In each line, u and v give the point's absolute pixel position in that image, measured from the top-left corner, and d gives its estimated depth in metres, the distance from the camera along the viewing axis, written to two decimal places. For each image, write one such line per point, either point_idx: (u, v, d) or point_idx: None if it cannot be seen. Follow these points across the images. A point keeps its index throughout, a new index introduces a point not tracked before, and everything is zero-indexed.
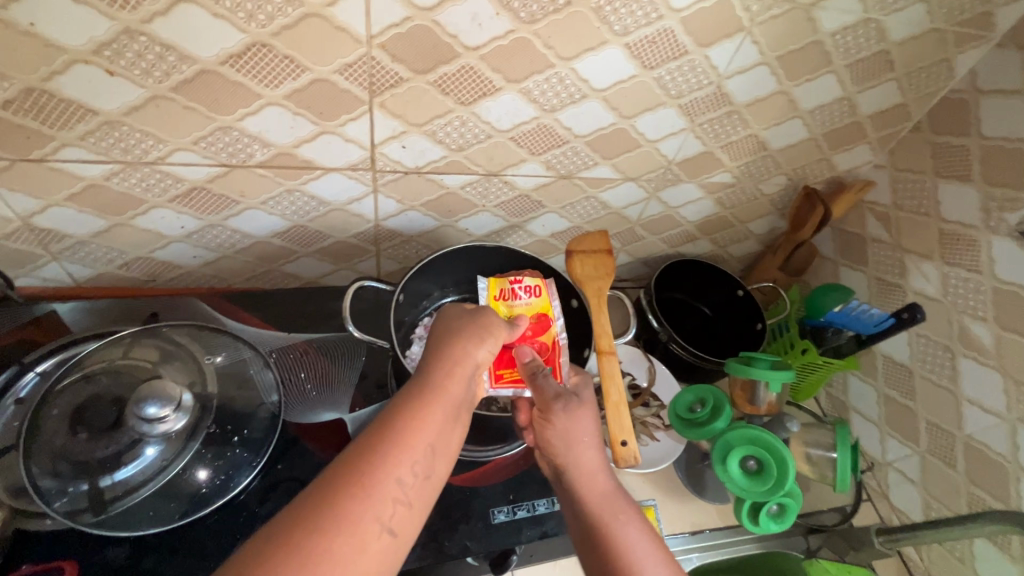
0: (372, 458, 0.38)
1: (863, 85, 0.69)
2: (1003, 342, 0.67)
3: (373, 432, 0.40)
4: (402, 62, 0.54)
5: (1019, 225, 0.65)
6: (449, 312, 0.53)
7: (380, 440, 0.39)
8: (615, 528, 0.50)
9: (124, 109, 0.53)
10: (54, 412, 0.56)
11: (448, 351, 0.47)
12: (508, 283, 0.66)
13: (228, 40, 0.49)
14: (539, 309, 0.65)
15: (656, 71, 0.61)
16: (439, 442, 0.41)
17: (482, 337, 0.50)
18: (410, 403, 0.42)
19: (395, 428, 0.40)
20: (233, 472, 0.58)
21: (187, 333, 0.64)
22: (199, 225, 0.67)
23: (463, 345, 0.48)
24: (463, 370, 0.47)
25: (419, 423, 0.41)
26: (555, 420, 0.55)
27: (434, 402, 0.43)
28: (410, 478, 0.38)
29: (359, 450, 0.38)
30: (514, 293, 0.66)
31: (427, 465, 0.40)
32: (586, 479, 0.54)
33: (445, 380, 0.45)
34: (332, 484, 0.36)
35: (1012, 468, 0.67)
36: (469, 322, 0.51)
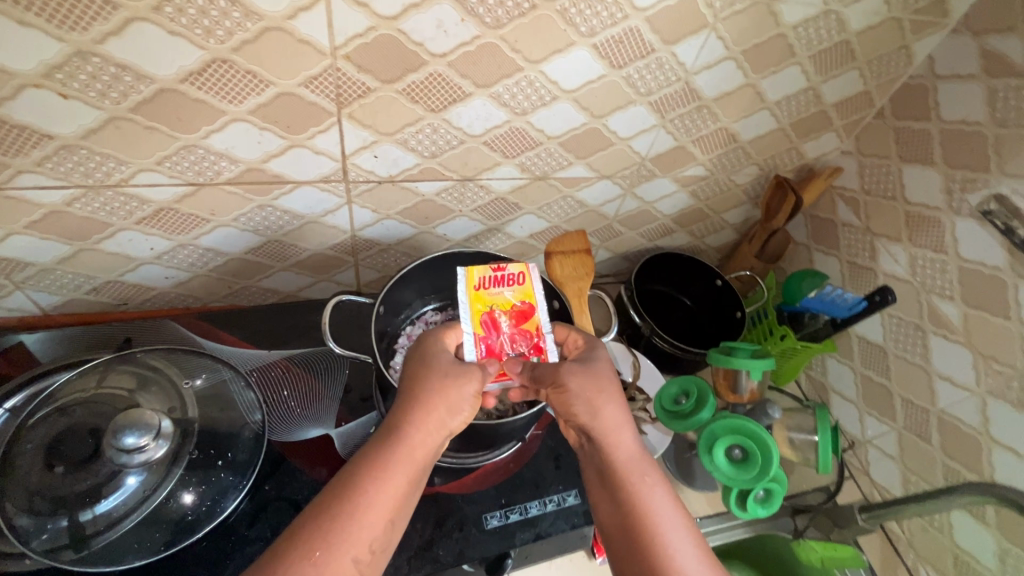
0: (334, 533, 0.43)
1: (828, 75, 0.70)
2: (970, 319, 0.69)
3: (334, 505, 0.44)
4: (369, 72, 0.53)
5: (980, 206, 0.67)
6: (420, 365, 0.55)
7: (339, 518, 0.44)
8: (640, 489, 0.50)
9: (81, 132, 0.51)
10: (28, 448, 0.54)
11: (417, 417, 0.51)
12: (489, 267, 0.62)
13: (186, 57, 0.47)
14: (521, 297, 0.61)
15: (625, 70, 0.61)
16: (396, 515, 0.47)
17: (455, 405, 0.53)
18: (373, 473, 0.46)
19: (356, 501, 0.45)
20: (218, 496, 0.57)
21: (162, 358, 0.63)
22: (169, 245, 0.66)
23: (437, 410, 0.52)
24: (430, 438, 0.51)
25: (378, 496, 0.46)
26: (569, 382, 0.55)
27: (397, 473, 0.47)
28: (364, 556, 0.44)
29: (320, 524, 0.43)
30: (495, 280, 0.62)
31: (382, 539, 0.46)
32: (610, 436, 0.54)
33: (410, 449, 0.49)
34: (295, 555, 0.42)
35: (983, 440, 0.69)
36: (442, 378, 0.53)
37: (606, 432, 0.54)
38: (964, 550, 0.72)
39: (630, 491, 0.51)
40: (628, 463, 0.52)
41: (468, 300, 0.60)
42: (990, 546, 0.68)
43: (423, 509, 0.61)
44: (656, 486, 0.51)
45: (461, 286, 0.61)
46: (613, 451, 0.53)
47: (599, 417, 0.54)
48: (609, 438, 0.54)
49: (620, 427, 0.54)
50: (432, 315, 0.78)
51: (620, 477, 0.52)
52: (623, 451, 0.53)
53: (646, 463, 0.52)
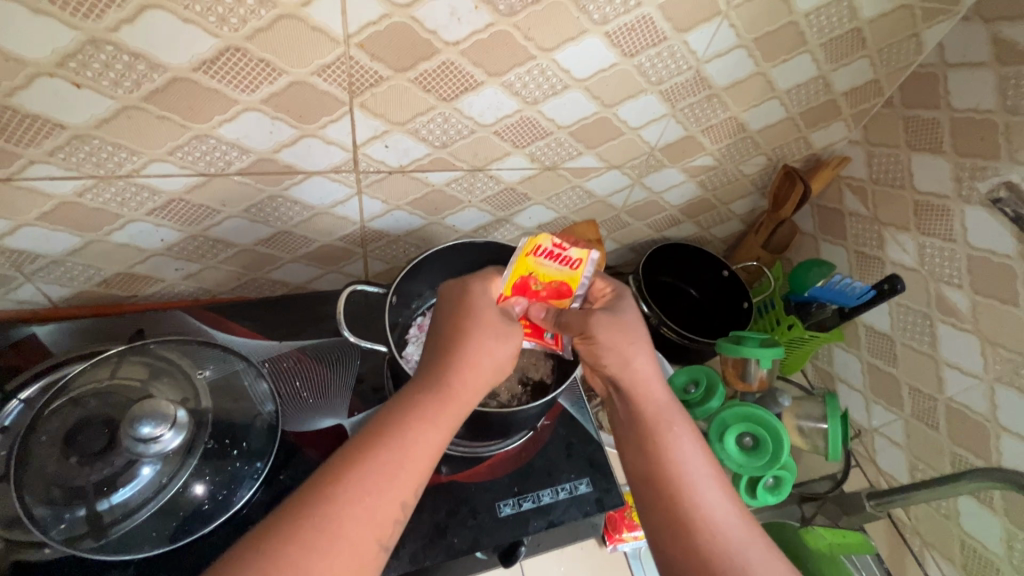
0: (377, 485, 0.43)
1: (837, 63, 0.70)
2: (979, 307, 0.70)
3: (383, 450, 0.44)
4: (381, 60, 0.53)
5: (990, 193, 0.67)
6: (464, 315, 0.54)
7: (393, 463, 0.44)
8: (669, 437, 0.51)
9: (93, 122, 0.51)
10: (43, 439, 0.54)
11: (460, 367, 0.50)
12: (551, 238, 0.59)
13: (199, 46, 0.47)
14: (564, 279, 0.60)
15: (636, 58, 0.61)
16: (439, 462, 0.47)
17: (498, 360, 0.52)
18: (420, 421, 0.46)
19: (400, 453, 0.44)
20: (234, 486, 0.57)
21: (174, 350, 0.64)
22: (179, 236, 0.66)
23: (482, 364, 0.51)
24: (475, 387, 0.50)
25: (428, 441, 0.46)
26: (597, 334, 0.55)
27: (444, 423, 0.47)
28: (411, 500, 0.44)
29: (369, 468, 0.43)
30: (550, 253, 0.59)
31: (427, 485, 0.46)
32: (641, 387, 0.55)
33: (455, 400, 0.49)
34: (340, 499, 0.41)
35: (992, 426, 0.70)
36: (482, 330, 0.53)
37: (638, 384, 0.55)
38: (970, 535, 0.72)
39: (662, 436, 0.52)
40: (657, 414, 0.53)
41: (515, 266, 0.58)
42: (997, 532, 0.69)
43: (438, 497, 0.62)
44: (685, 435, 0.52)
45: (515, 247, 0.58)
46: (643, 402, 0.54)
47: (631, 369, 0.55)
48: (641, 388, 0.55)
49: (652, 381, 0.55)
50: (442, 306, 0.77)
51: (649, 426, 0.52)
52: (654, 399, 0.54)
53: (676, 413, 0.54)
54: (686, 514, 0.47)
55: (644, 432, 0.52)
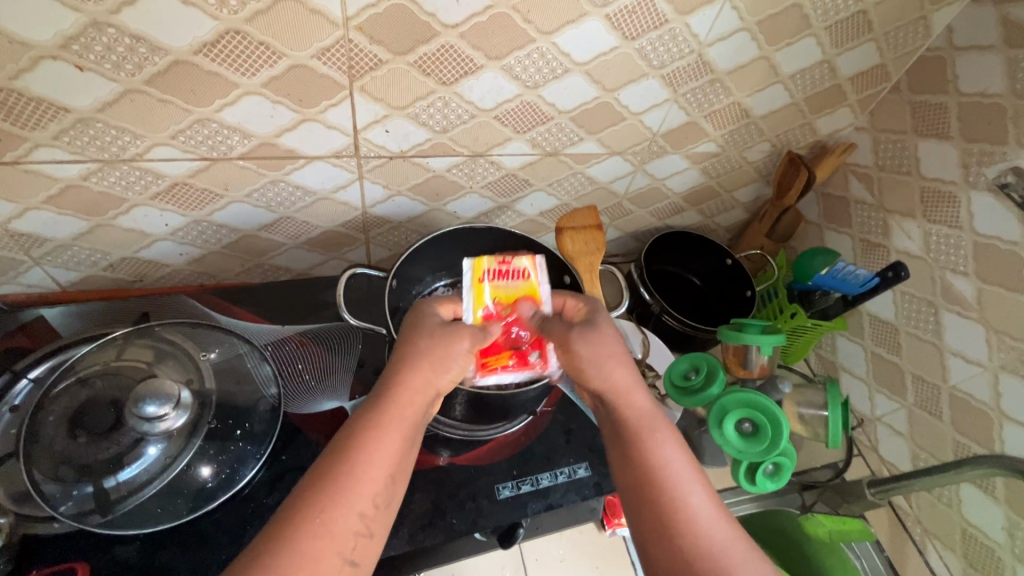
0: (328, 497, 0.43)
1: (843, 47, 0.69)
2: (984, 294, 0.69)
3: (332, 468, 0.45)
4: (381, 43, 0.53)
5: (997, 179, 0.66)
6: (411, 332, 0.55)
7: (345, 476, 0.44)
8: (650, 441, 0.51)
9: (96, 105, 0.51)
10: (51, 418, 0.56)
11: (405, 378, 0.51)
12: (496, 258, 0.61)
13: (199, 29, 0.47)
14: (525, 292, 0.62)
15: (637, 41, 0.60)
16: (399, 471, 0.47)
17: (439, 363, 0.53)
18: (368, 434, 0.47)
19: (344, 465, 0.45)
20: (238, 465, 0.58)
21: (179, 332, 0.65)
22: (184, 221, 0.67)
23: (425, 372, 0.52)
24: (423, 395, 0.51)
25: (379, 451, 0.46)
26: (576, 348, 0.56)
27: (393, 434, 0.48)
28: (370, 509, 0.44)
29: (318, 486, 0.44)
30: (501, 273, 0.61)
31: (386, 495, 0.46)
32: (621, 396, 0.54)
33: (400, 408, 0.49)
34: (295, 520, 0.42)
35: (995, 415, 0.69)
36: (427, 341, 0.54)
37: (620, 392, 0.54)
38: (971, 523, 0.72)
39: (640, 443, 0.51)
40: (640, 419, 0.53)
41: (474, 292, 0.60)
42: (999, 520, 0.69)
43: (439, 480, 0.63)
44: (666, 438, 0.51)
45: (467, 277, 0.60)
46: (624, 409, 0.53)
47: (610, 379, 0.54)
48: (623, 395, 0.54)
49: (633, 387, 0.54)
50: (444, 291, 0.78)
51: (631, 434, 0.52)
52: (635, 406, 0.53)
53: (657, 419, 0.53)
54: (672, 517, 0.46)
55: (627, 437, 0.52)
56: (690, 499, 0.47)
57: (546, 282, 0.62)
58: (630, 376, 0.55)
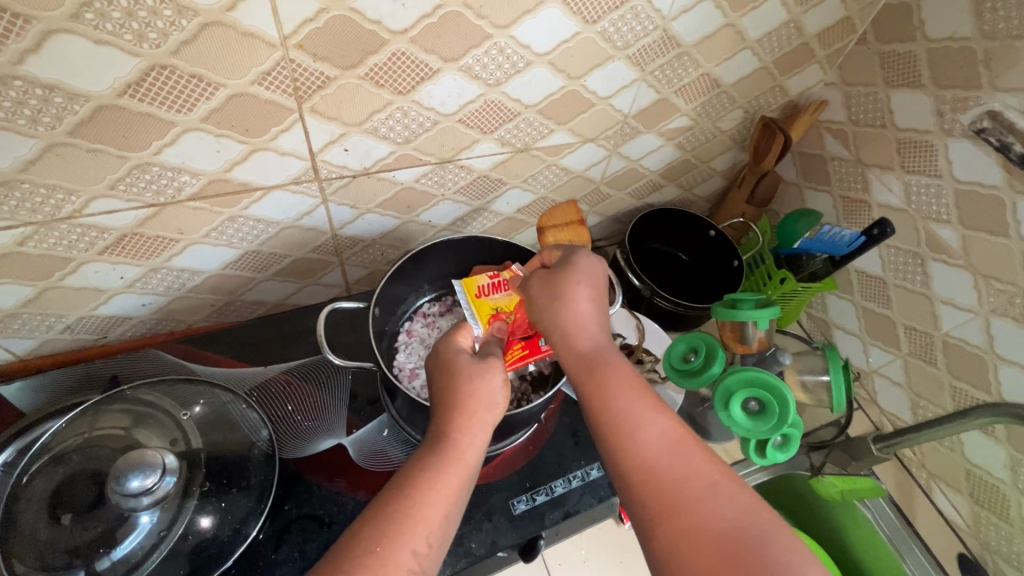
0: (381, 539, 0.40)
1: (807, 5, 0.67)
2: (969, 241, 0.69)
3: (392, 508, 0.42)
4: (326, 60, 0.48)
5: (973, 124, 0.65)
6: (460, 371, 0.51)
7: (394, 514, 0.41)
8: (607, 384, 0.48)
9: (17, 165, 0.46)
10: (30, 504, 0.52)
11: (458, 413, 0.48)
12: (486, 277, 0.66)
13: (120, 69, 0.42)
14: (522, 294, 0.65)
15: (599, 24, 0.57)
16: (453, 509, 0.43)
17: (490, 401, 0.50)
18: (422, 474, 0.44)
19: (395, 503, 0.42)
20: (240, 523, 0.56)
21: (154, 391, 0.61)
22: (140, 272, 0.62)
23: (480, 416, 0.49)
24: (477, 428, 0.48)
25: (427, 491, 0.43)
26: (532, 288, 0.57)
27: (445, 472, 0.44)
28: (423, 547, 0.41)
29: (381, 528, 0.41)
30: (494, 287, 0.65)
31: (439, 533, 0.42)
32: (573, 344, 0.51)
33: (457, 449, 0.46)
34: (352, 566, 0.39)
35: (990, 358, 0.70)
36: (476, 377, 0.50)
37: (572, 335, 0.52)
38: (974, 464, 0.74)
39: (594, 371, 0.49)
40: (592, 354, 0.50)
41: (474, 307, 0.63)
42: (1000, 458, 0.70)
43: None
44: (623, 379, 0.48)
45: (464, 297, 0.64)
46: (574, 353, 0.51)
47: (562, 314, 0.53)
48: (573, 335, 0.52)
49: (585, 319, 0.52)
50: (429, 306, 0.75)
51: (585, 365, 0.50)
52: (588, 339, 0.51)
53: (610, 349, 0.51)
54: (643, 470, 0.43)
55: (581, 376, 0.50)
56: (652, 434, 0.45)
57: None
58: (583, 307, 0.53)
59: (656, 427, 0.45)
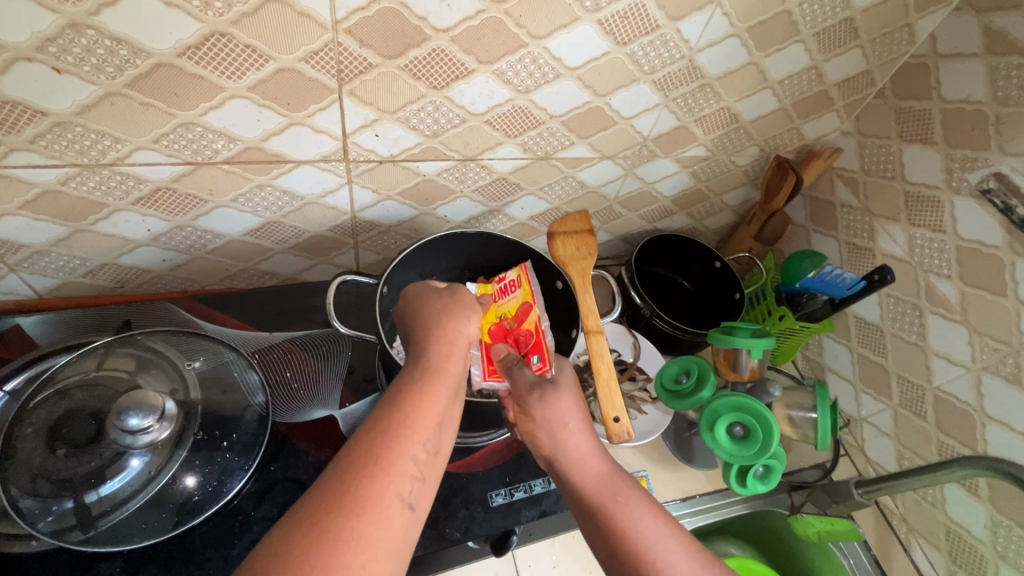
0: (382, 441, 0.39)
1: (830, 53, 0.70)
2: (967, 297, 0.70)
3: (385, 415, 0.41)
4: (371, 47, 0.52)
5: (980, 184, 0.67)
6: (443, 300, 0.55)
7: (391, 422, 0.41)
8: (618, 508, 0.49)
9: (75, 109, 0.50)
10: (29, 430, 0.54)
11: (439, 334, 0.51)
12: (496, 285, 0.74)
13: (184, 30, 0.46)
14: (520, 299, 0.70)
15: (629, 47, 0.60)
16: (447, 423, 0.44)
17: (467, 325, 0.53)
18: (414, 385, 0.44)
19: (393, 416, 0.41)
20: (224, 477, 0.57)
21: (161, 340, 0.63)
22: (167, 226, 0.65)
23: (458, 329, 0.52)
24: (458, 353, 0.50)
25: (423, 405, 0.43)
26: (531, 408, 0.57)
27: (436, 388, 0.45)
28: (423, 455, 0.40)
29: (379, 431, 0.40)
30: (502, 291, 0.73)
31: (436, 442, 0.42)
32: (576, 467, 0.53)
33: (446, 364, 0.48)
34: (357, 470, 0.37)
35: (978, 415, 0.70)
36: (459, 308, 0.54)
37: (582, 460, 0.53)
38: (955, 522, 0.74)
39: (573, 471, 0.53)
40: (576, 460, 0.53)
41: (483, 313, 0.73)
42: (981, 518, 0.70)
43: None
44: (636, 501, 0.50)
45: None
46: (583, 478, 0.52)
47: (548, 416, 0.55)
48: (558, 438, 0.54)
49: (569, 424, 0.55)
50: None
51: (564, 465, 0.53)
52: (571, 443, 0.54)
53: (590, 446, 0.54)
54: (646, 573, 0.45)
55: (588, 488, 0.51)
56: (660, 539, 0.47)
57: (537, 282, 0.70)
58: (570, 416, 0.55)
59: (666, 538, 0.47)
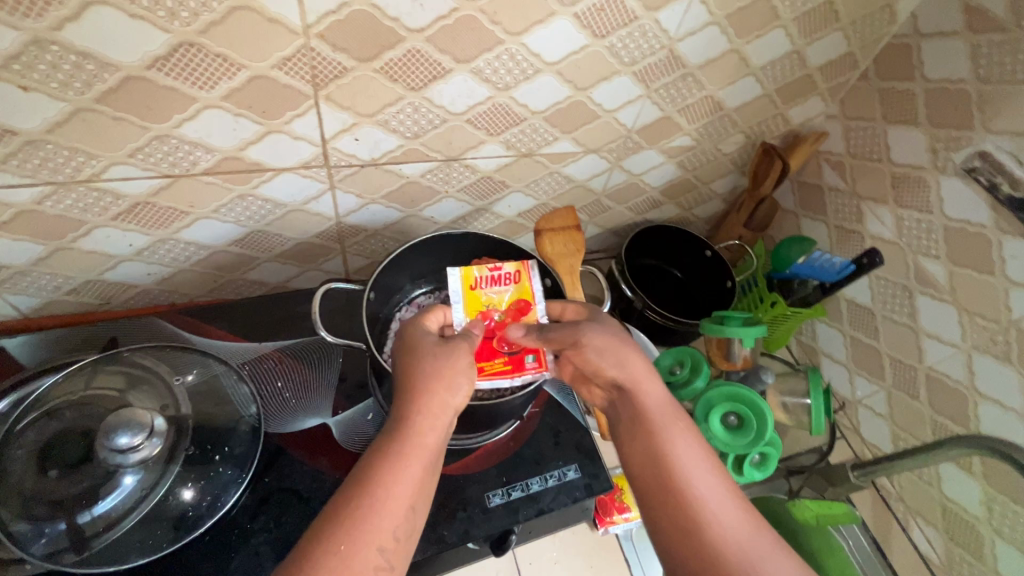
0: (351, 530, 0.41)
1: (811, 37, 0.69)
2: (955, 277, 0.70)
3: (360, 500, 0.43)
4: (344, 51, 0.51)
5: (964, 163, 0.67)
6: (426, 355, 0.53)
7: (362, 509, 0.42)
8: (672, 439, 0.51)
9: (45, 127, 0.49)
10: (20, 453, 0.53)
11: (421, 399, 0.50)
12: (486, 268, 0.67)
13: (151, 42, 0.45)
14: (519, 295, 0.67)
15: (607, 39, 0.59)
16: (417, 501, 0.45)
17: (450, 385, 0.52)
18: (386, 464, 0.45)
19: (363, 500, 0.43)
20: (219, 491, 0.57)
21: (150, 356, 0.63)
22: (149, 241, 0.64)
23: (439, 391, 0.51)
24: (437, 417, 0.50)
25: (395, 485, 0.44)
26: (585, 337, 0.57)
27: (408, 466, 0.45)
28: (390, 543, 0.42)
29: (346, 519, 0.42)
30: (491, 279, 0.67)
31: (405, 526, 0.44)
32: (643, 387, 0.55)
33: (420, 435, 0.48)
34: (322, 558, 0.39)
35: (970, 394, 0.71)
36: (443, 366, 0.53)
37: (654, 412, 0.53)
38: (951, 499, 0.74)
39: (640, 394, 0.55)
40: (646, 394, 0.55)
41: (465, 299, 0.65)
42: (976, 495, 0.71)
43: None
44: (688, 437, 0.51)
45: (458, 288, 0.65)
46: (644, 404, 0.54)
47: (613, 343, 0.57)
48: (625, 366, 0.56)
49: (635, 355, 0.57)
50: (423, 299, 0.77)
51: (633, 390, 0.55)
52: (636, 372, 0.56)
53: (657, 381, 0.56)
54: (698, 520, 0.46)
55: (650, 441, 0.52)
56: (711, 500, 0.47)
57: (537, 282, 0.67)
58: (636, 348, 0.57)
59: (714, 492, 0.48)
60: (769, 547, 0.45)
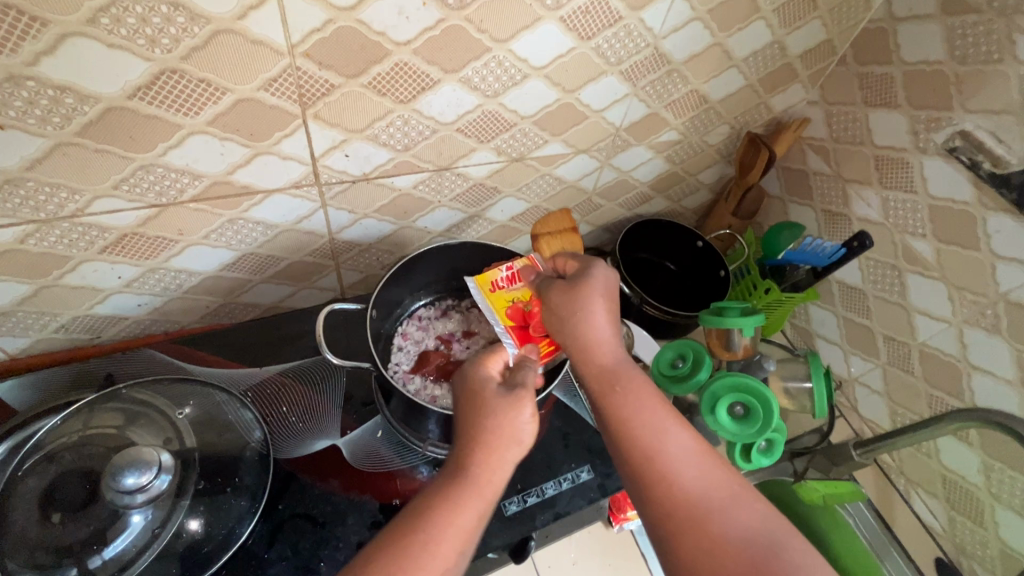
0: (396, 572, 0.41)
1: (791, 27, 0.70)
2: (943, 254, 0.72)
3: (404, 541, 0.43)
4: (331, 68, 0.50)
5: (946, 143, 0.68)
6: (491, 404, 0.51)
7: (410, 553, 0.42)
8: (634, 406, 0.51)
9: (24, 164, 0.47)
10: (21, 502, 0.52)
11: (479, 444, 0.48)
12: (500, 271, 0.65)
13: (132, 71, 0.44)
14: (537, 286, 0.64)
15: (593, 41, 0.59)
16: (467, 546, 0.44)
17: (514, 436, 0.49)
18: (442, 513, 0.44)
19: (408, 543, 0.42)
20: (234, 523, 0.56)
21: (148, 391, 0.61)
22: (138, 271, 0.62)
23: (501, 447, 0.48)
24: (497, 466, 0.48)
25: (442, 525, 0.44)
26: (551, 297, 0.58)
27: (456, 510, 0.45)
28: None
29: (392, 563, 0.41)
30: (509, 279, 0.65)
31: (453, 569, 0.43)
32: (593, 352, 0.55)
33: (478, 481, 0.47)
34: None
35: (963, 366, 0.73)
36: (509, 417, 0.50)
37: (614, 375, 0.53)
38: (949, 470, 0.77)
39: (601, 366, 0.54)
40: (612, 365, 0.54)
41: (491, 304, 0.63)
42: (974, 464, 0.73)
43: None
44: (651, 403, 0.51)
45: (478, 294, 0.64)
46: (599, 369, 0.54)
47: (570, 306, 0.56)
48: (584, 334, 0.55)
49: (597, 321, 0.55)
50: (424, 311, 0.77)
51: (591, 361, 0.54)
52: (594, 338, 0.55)
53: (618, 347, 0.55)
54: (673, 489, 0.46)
55: (611, 403, 0.52)
56: (676, 456, 0.48)
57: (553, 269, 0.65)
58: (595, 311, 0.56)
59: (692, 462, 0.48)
60: (757, 517, 0.45)
